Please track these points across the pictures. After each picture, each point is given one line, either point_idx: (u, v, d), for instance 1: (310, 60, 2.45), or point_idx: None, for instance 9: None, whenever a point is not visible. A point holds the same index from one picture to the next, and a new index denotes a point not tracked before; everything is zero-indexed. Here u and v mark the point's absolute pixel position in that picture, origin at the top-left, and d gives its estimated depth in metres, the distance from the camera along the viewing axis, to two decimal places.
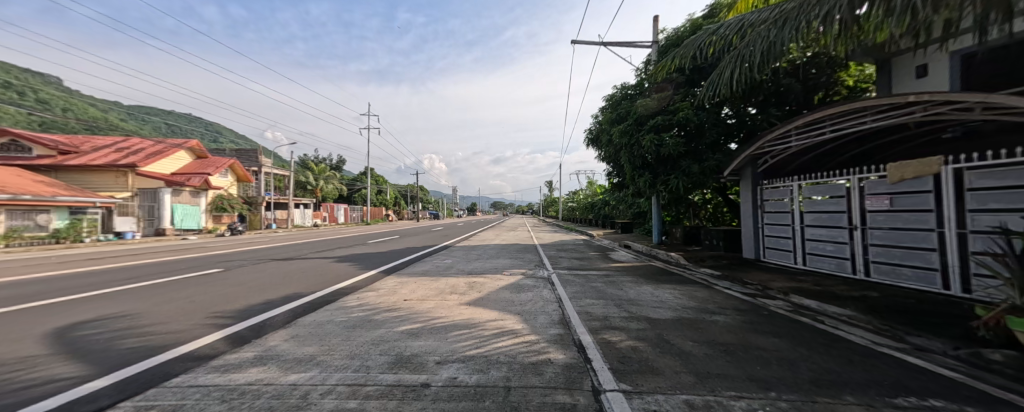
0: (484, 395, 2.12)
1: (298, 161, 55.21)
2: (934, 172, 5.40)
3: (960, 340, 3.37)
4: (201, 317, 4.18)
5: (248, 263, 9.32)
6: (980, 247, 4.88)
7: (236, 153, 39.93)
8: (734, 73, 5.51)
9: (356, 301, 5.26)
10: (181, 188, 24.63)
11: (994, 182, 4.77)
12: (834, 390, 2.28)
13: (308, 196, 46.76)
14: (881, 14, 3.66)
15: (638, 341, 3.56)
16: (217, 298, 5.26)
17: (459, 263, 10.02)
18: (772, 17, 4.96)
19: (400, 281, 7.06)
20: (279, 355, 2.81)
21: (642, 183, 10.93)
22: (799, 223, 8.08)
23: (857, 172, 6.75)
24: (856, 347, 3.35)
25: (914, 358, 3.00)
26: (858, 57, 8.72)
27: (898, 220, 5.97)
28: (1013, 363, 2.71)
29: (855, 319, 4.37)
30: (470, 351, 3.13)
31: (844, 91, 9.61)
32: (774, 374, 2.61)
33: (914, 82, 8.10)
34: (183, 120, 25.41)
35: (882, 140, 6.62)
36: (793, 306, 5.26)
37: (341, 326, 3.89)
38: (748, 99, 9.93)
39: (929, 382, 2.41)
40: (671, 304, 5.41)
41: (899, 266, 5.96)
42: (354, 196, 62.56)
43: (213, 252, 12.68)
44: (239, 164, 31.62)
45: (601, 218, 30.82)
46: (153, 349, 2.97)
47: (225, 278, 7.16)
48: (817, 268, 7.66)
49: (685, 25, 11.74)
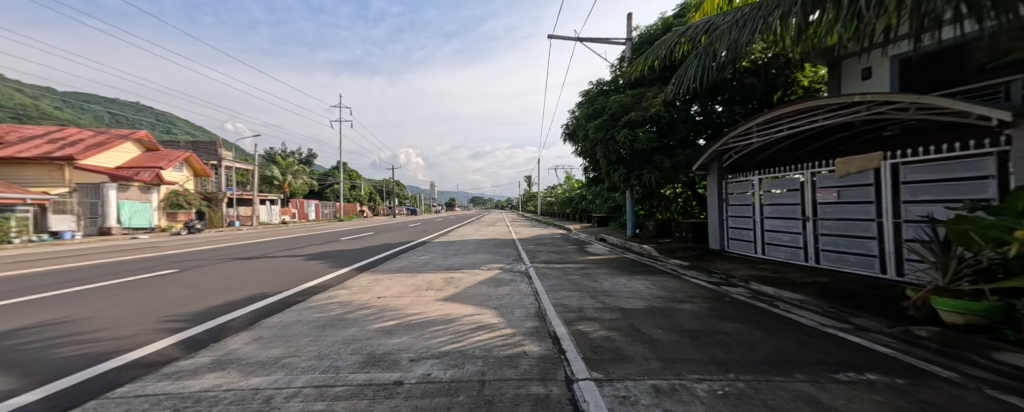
0: (459, 390, 2.12)
1: (264, 155, 52.41)
2: (874, 167, 5.88)
3: (894, 319, 3.72)
4: (153, 321, 3.90)
5: (208, 263, 8.82)
6: (912, 235, 5.41)
7: (191, 145, 37.22)
8: (699, 70, 5.73)
9: (326, 300, 5.09)
10: (129, 183, 22.58)
11: (926, 176, 5.24)
12: (788, 369, 2.45)
13: (274, 191, 44.35)
14: (830, 19, 3.92)
15: (610, 331, 3.69)
16: (170, 301, 4.91)
17: (436, 259, 9.90)
18: (735, 19, 5.19)
19: (374, 279, 6.89)
20: (240, 359, 2.67)
21: (617, 178, 11.21)
22: (759, 216, 8.57)
23: (810, 167, 7.24)
24: (806, 328, 3.61)
25: (855, 336, 3.28)
26: (812, 58, 9.37)
27: (845, 211, 6.46)
28: (937, 337, 3.03)
29: (807, 303, 4.72)
30: (446, 347, 3.11)
31: (800, 90, 10.25)
32: (734, 357, 2.77)
33: (860, 83, 8.87)
34: (130, 110, 23.07)
35: (833, 137, 7.09)
36: (752, 292, 5.63)
37: (310, 326, 3.75)
38: (715, 96, 10.40)
39: (867, 359, 2.64)
40: (643, 294, 5.63)
41: (845, 253, 6.50)
42: (325, 191, 59.96)
43: (169, 252, 11.83)
44: (195, 156, 29.38)
45: (579, 212, 31.43)
46: (95, 357, 2.74)
47: (180, 279, 6.68)
48: (775, 257, 8.19)
49: (656, 24, 12.14)
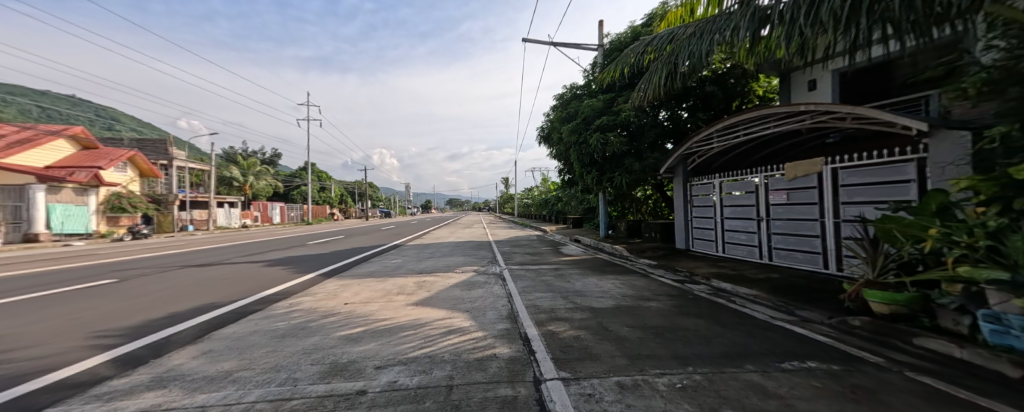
0: (425, 396, 2.08)
1: (222, 155, 49.06)
2: (818, 170, 6.39)
3: (833, 311, 4.05)
4: (85, 337, 3.54)
5: (155, 271, 8.12)
6: (848, 233, 5.94)
7: (138, 143, 34.18)
8: (663, 78, 6.00)
9: (288, 308, 4.83)
10: (61, 184, 20.40)
11: (861, 179, 5.77)
12: (740, 361, 2.60)
13: (233, 193, 41.56)
14: (777, 34, 4.24)
15: (580, 330, 3.76)
16: (105, 314, 4.46)
17: (409, 262, 9.67)
18: (695, 31, 5.48)
19: (341, 284, 6.62)
20: (184, 375, 2.47)
21: (590, 180, 11.57)
22: (720, 216, 9.07)
23: (764, 171, 7.74)
24: (759, 322, 3.86)
25: (799, 328, 3.54)
26: (765, 70, 10.05)
27: (794, 211, 6.98)
28: (868, 327, 3.33)
29: (760, 298, 5.04)
30: (414, 353, 3.04)
31: (756, 99, 10.97)
32: (694, 351, 2.90)
33: (806, 93, 9.62)
34: (64, 103, 20.82)
35: (783, 143, 7.64)
36: (712, 289, 5.94)
37: (267, 337, 3.54)
38: (681, 103, 10.90)
39: (810, 348, 2.86)
40: (613, 294, 5.80)
41: (794, 251, 7.02)
42: (291, 193, 57.04)
43: (109, 259, 10.79)
44: (142, 155, 27.02)
45: (554, 214, 31.85)
46: (9, 380, 2.44)
47: (120, 290, 6.09)
48: (733, 255, 8.71)
49: (626, 32, 12.60)
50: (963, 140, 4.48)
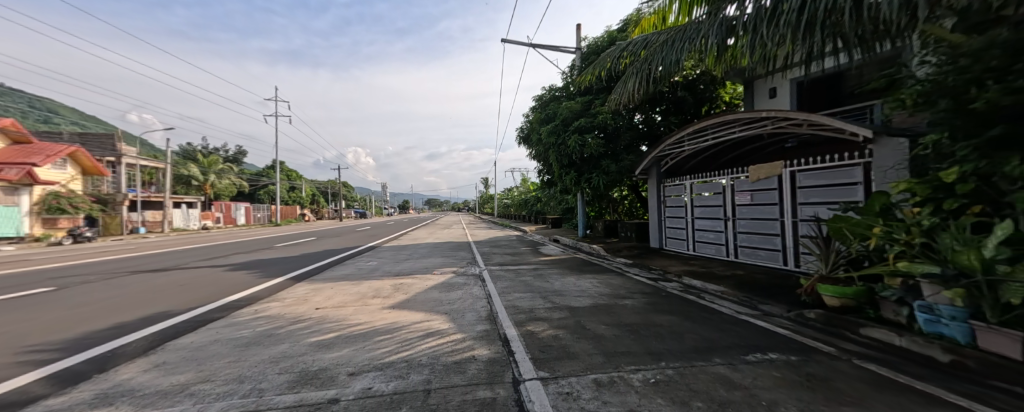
0: (401, 402, 2.03)
1: (179, 152, 45.73)
2: (778, 173, 6.81)
3: (792, 304, 4.33)
4: (15, 353, 3.19)
5: (101, 278, 7.43)
6: (805, 232, 6.38)
7: (80, 138, 31.25)
8: (638, 82, 6.17)
9: (254, 315, 4.58)
10: None
11: (816, 182, 6.21)
12: (708, 354, 2.73)
13: (192, 193, 38.89)
14: (742, 43, 4.48)
15: (558, 329, 3.81)
16: (40, 327, 4.02)
17: (386, 264, 9.43)
18: (667, 38, 5.69)
19: (313, 288, 6.35)
20: (134, 391, 2.29)
21: (569, 181, 11.79)
22: (691, 216, 9.47)
23: (730, 173, 8.16)
24: (726, 316, 4.06)
25: (762, 321, 3.76)
26: (731, 77, 10.60)
27: (757, 211, 7.40)
28: (822, 319, 3.59)
29: (727, 294, 5.30)
30: (390, 358, 2.97)
31: (722, 105, 11.54)
32: (666, 347, 3.02)
33: (768, 100, 10.25)
34: None
35: (748, 147, 8.08)
36: (683, 286, 6.18)
37: (230, 346, 3.34)
38: (654, 107, 11.28)
39: (772, 340, 3.04)
40: (591, 292, 5.92)
41: (757, 248, 7.44)
42: (257, 193, 54.08)
43: (47, 265, 9.78)
44: (86, 151, 24.75)
45: (533, 214, 32.07)
46: None
47: (60, 299, 5.54)
48: (703, 253, 9.11)
49: (602, 36, 12.89)
50: (902, 147, 4.92)
